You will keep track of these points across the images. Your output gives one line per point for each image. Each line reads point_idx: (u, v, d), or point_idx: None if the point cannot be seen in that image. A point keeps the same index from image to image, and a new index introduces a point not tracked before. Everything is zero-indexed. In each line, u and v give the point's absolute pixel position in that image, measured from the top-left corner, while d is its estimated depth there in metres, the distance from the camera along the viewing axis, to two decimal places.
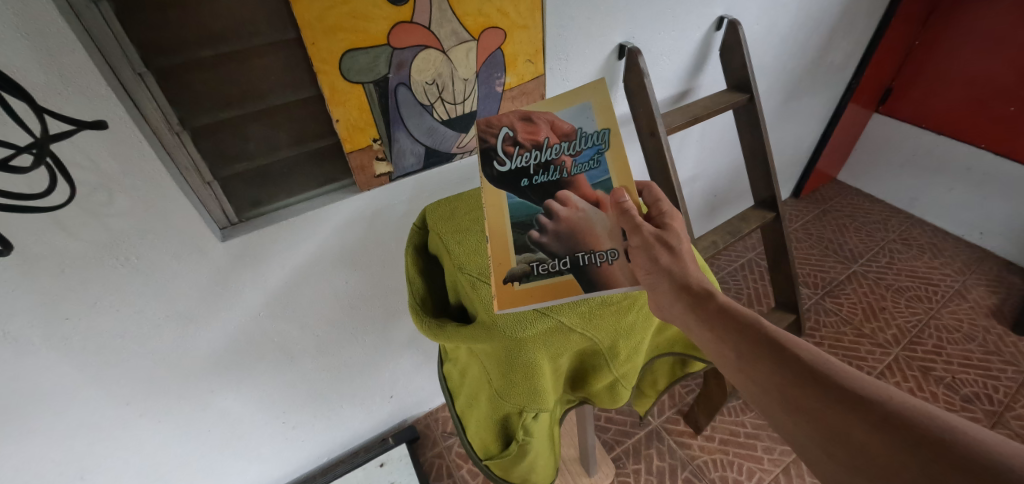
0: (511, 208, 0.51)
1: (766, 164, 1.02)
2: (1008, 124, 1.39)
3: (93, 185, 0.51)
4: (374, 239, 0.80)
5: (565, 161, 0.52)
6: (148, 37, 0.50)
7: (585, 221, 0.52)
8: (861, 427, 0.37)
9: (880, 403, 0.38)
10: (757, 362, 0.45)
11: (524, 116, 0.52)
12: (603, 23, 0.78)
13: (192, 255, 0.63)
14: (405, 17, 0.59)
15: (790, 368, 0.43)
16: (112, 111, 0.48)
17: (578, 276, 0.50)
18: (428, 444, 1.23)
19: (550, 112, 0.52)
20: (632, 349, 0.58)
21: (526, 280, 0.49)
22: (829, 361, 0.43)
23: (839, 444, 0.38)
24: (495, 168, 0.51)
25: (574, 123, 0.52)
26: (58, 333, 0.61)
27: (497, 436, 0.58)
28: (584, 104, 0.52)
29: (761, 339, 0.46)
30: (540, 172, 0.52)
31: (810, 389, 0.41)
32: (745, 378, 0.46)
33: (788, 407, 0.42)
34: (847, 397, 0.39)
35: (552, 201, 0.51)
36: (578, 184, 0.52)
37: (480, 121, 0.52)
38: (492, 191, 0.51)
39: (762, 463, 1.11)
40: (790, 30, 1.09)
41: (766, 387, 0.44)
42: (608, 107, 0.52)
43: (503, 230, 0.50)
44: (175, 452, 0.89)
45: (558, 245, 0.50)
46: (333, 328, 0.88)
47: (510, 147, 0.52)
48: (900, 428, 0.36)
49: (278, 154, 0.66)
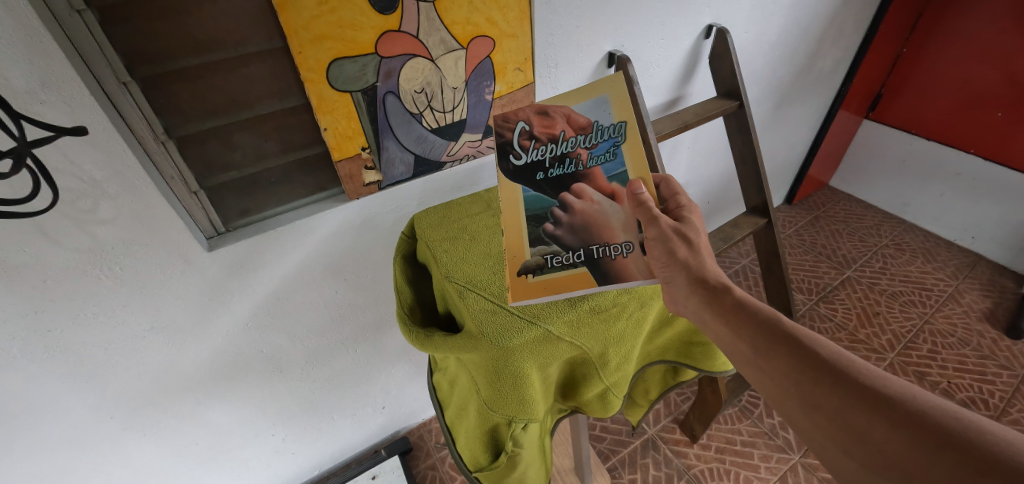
0: (526, 201, 0.51)
1: (757, 170, 1.02)
2: (997, 130, 1.41)
3: (76, 193, 0.50)
4: (363, 248, 0.79)
5: (581, 153, 0.51)
6: (131, 46, 0.49)
7: (600, 214, 0.51)
8: (880, 425, 0.37)
9: (901, 401, 0.37)
10: (772, 356, 0.44)
11: (540, 110, 0.52)
12: (593, 31, 0.78)
13: (178, 265, 0.63)
14: (393, 25, 0.59)
15: (808, 364, 0.42)
16: (95, 119, 0.48)
17: (592, 269, 0.49)
18: (421, 456, 1.20)
19: (567, 106, 0.52)
20: (621, 357, 0.57)
21: (539, 273, 0.49)
22: (848, 357, 0.42)
23: (856, 441, 0.38)
24: (511, 161, 0.51)
25: (590, 117, 0.51)
26: (40, 345, 0.59)
27: (485, 449, 0.56)
28: (601, 97, 0.51)
29: (779, 333, 0.45)
30: (556, 165, 0.51)
31: (827, 386, 0.40)
32: (761, 374, 0.45)
33: (806, 404, 0.41)
34: (868, 394, 0.38)
35: (568, 192, 0.51)
36: (593, 176, 0.51)
37: (496, 115, 0.52)
38: (509, 185, 0.51)
39: (759, 472, 1.10)
40: (777, 39, 1.10)
41: (782, 384, 0.43)
42: (626, 101, 0.51)
43: (519, 224, 0.50)
44: (163, 466, 0.87)
45: (573, 238, 0.50)
46: (323, 338, 0.87)
47: (526, 141, 0.52)
48: (921, 427, 0.35)
49: (265, 162, 0.66)
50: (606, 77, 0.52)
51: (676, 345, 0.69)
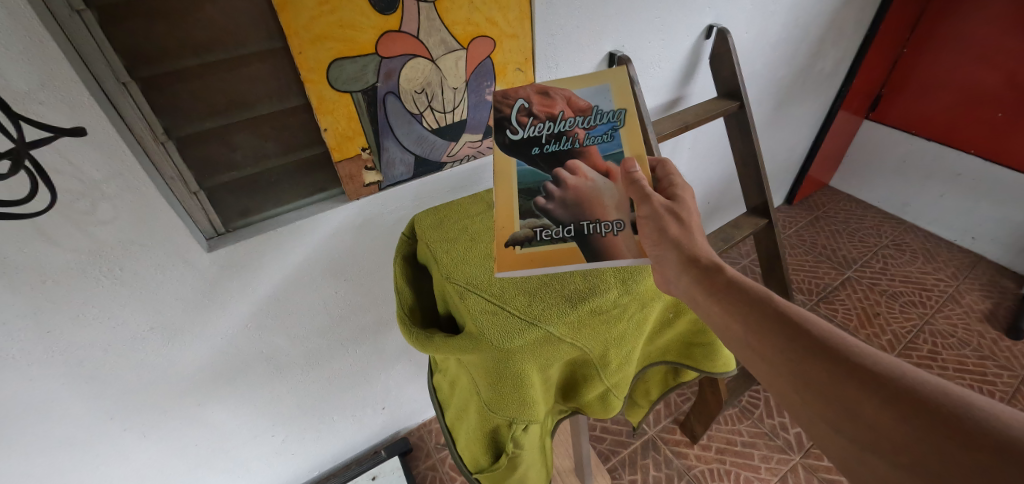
0: (520, 175, 0.52)
1: (757, 171, 1.02)
2: (998, 131, 1.41)
3: (75, 194, 0.50)
4: (363, 248, 0.79)
5: (577, 133, 0.54)
6: (130, 46, 0.49)
7: (592, 190, 0.52)
8: (872, 402, 0.36)
9: (892, 379, 0.37)
10: (765, 335, 0.43)
11: (541, 91, 0.55)
12: (593, 31, 0.78)
13: (177, 265, 0.62)
14: (393, 26, 0.59)
15: (799, 340, 0.41)
16: (94, 120, 0.48)
17: (580, 244, 0.49)
18: (421, 457, 1.20)
19: (567, 89, 0.55)
20: (622, 358, 0.57)
21: (528, 245, 0.49)
22: (840, 336, 0.41)
23: (846, 417, 0.37)
24: (508, 135, 0.53)
25: (591, 102, 0.55)
26: (39, 346, 0.59)
27: (485, 450, 0.56)
28: (601, 86, 0.55)
29: (772, 313, 0.44)
30: (552, 141, 0.53)
31: (818, 363, 0.40)
32: (751, 352, 0.44)
33: (798, 383, 0.40)
34: (861, 372, 0.38)
35: (562, 167, 0.53)
36: (589, 154, 0.53)
37: (497, 93, 0.55)
38: (505, 158, 0.53)
39: (759, 472, 1.10)
40: (778, 39, 1.10)
41: (774, 363, 0.42)
42: (625, 90, 0.55)
43: (510, 198, 0.51)
44: (164, 467, 0.87)
45: (563, 212, 0.51)
46: (323, 339, 0.87)
47: (525, 118, 0.54)
48: (913, 404, 0.35)
49: (265, 163, 0.66)
50: (608, 70, 0.56)
51: (676, 347, 0.69)
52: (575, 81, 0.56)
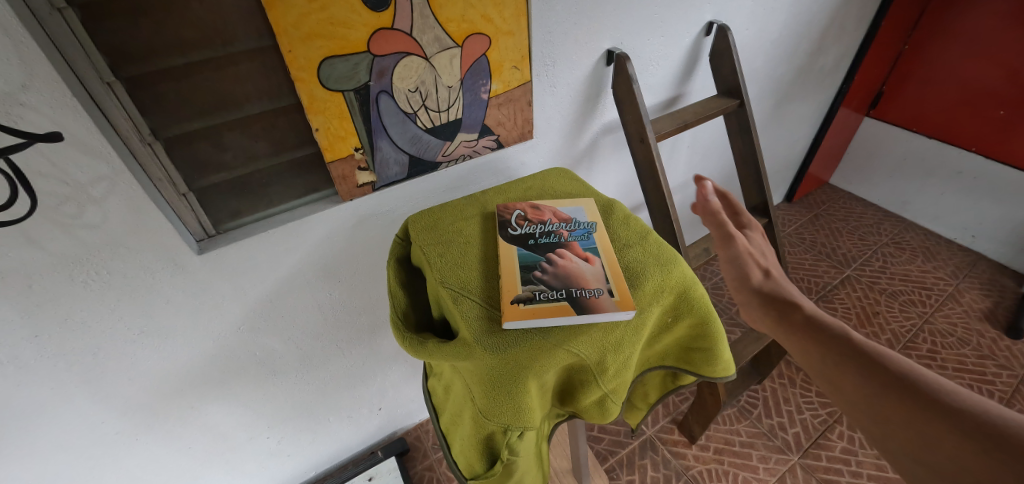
0: (520, 257, 0.57)
1: (757, 170, 1.01)
2: (999, 128, 1.40)
3: (59, 197, 0.49)
4: (357, 249, 0.78)
5: (562, 232, 0.61)
6: (113, 44, 0.47)
7: (578, 269, 0.55)
8: (951, 437, 0.39)
9: (972, 414, 0.40)
10: (845, 370, 0.47)
11: (533, 206, 0.66)
12: (592, 29, 0.77)
13: (167, 269, 0.61)
14: (385, 23, 0.57)
15: (879, 377, 0.45)
16: (77, 122, 0.46)
17: (572, 303, 0.50)
18: (418, 457, 1.20)
19: (553, 206, 0.66)
20: (621, 365, 0.53)
21: (529, 303, 0.50)
22: (918, 370, 0.44)
23: (927, 449, 0.40)
24: (509, 230, 0.60)
25: (571, 215, 0.64)
26: (28, 350, 0.58)
27: (481, 457, 0.55)
28: (578, 207, 0.66)
29: (849, 349, 0.48)
30: (543, 236, 0.60)
31: (898, 399, 0.43)
32: (831, 386, 0.48)
33: (878, 417, 0.44)
34: (940, 408, 0.41)
35: (552, 253, 0.58)
36: (572, 247, 0.59)
37: (498, 205, 0.65)
38: (505, 245, 0.58)
39: (757, 472, 1.09)
40: (778, 36, 1.09)
41: (854, 396, 0.46)
42: (595, 212, 0.66)
43: (512, 265, 0.55)
44: (157, 470, 0.86)
45: (557, 282, 0.53)
46: (318, 340, 0.86)
47: (521, 221, 0.62)
48: (993, 440, 0.37)
49: (256, 163, 0.64)
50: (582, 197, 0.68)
51: (675, 350, 0.67)
52: (558, 201, 0.67)
